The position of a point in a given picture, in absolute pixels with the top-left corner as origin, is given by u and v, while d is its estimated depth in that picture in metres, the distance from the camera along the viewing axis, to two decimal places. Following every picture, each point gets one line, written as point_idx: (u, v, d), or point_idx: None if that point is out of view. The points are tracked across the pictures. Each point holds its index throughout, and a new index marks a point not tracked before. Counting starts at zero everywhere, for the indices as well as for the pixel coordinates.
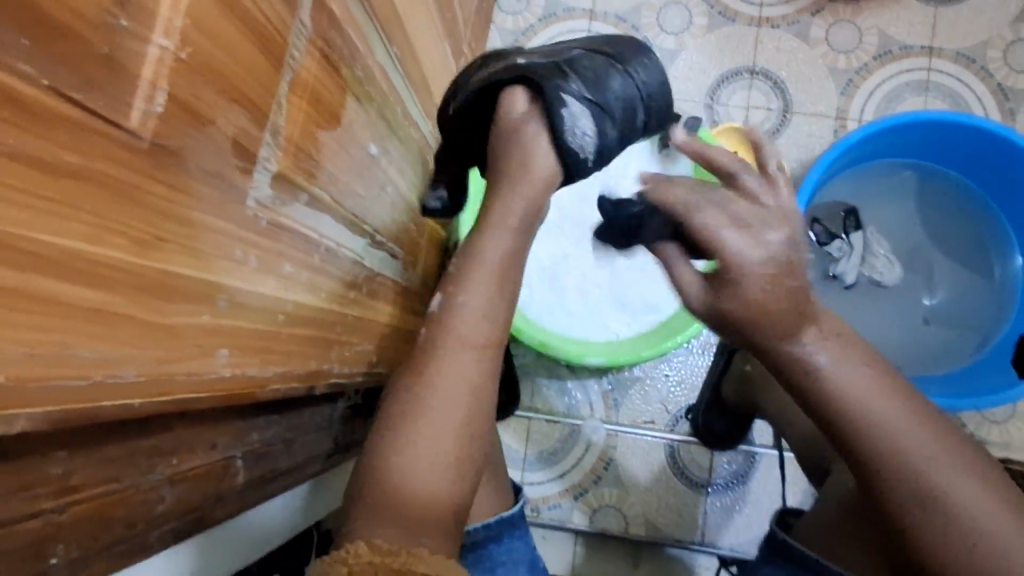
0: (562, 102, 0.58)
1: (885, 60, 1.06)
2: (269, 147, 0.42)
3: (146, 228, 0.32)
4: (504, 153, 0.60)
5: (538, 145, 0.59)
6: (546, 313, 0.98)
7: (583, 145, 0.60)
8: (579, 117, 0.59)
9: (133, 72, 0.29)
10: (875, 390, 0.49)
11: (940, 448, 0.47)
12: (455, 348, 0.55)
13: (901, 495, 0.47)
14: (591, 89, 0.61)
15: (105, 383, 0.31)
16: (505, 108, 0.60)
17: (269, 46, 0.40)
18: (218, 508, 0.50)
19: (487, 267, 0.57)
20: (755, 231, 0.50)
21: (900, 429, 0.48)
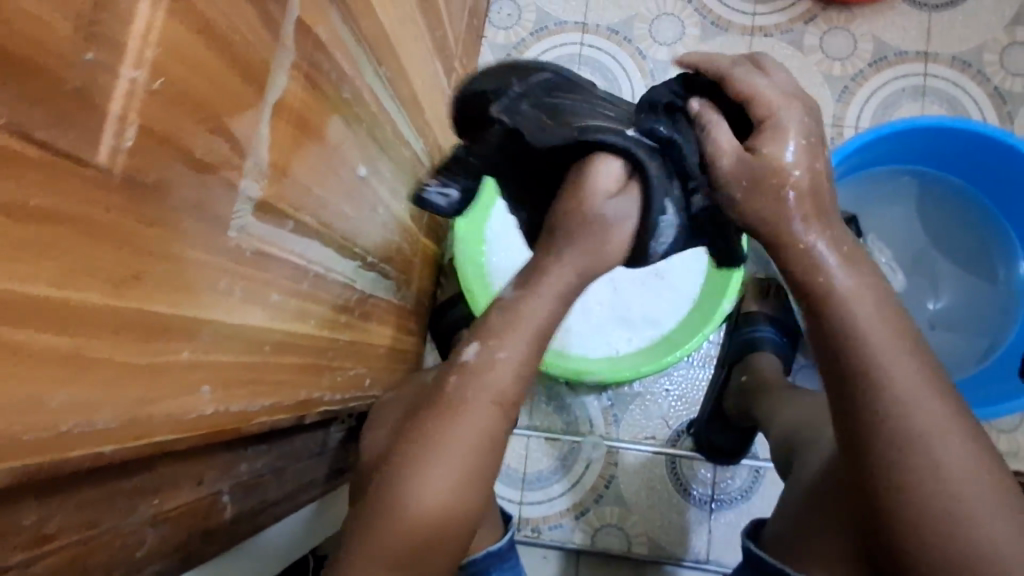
0: (661, 212, 0.57)
1: (881, 66, 1.05)
2: (252, 175, 0.41)
3: (121, 267, 0.31)
4: (586, 234, 0.57)
5: (618, 238, 0.58)
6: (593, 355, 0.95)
7: (657, 249, 0.61)
8: (666, 224, 0.59)
9: (103, 106, 0.28)
10: (900, 352, 0.50)
11: (940, 418, 0.49)
12: (482, 402, 0.54)
13: (891, 450, 0.49)
14: (689, 189, 0.58)
15: (76, 431, 0.29)
16: (593, 184, 0.56)
17: (250, 71, 0.39)
18: (205, 545, 0.48)
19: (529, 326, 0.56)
20: (786, 94, 0.57)
21: (905, 387, 0.49)
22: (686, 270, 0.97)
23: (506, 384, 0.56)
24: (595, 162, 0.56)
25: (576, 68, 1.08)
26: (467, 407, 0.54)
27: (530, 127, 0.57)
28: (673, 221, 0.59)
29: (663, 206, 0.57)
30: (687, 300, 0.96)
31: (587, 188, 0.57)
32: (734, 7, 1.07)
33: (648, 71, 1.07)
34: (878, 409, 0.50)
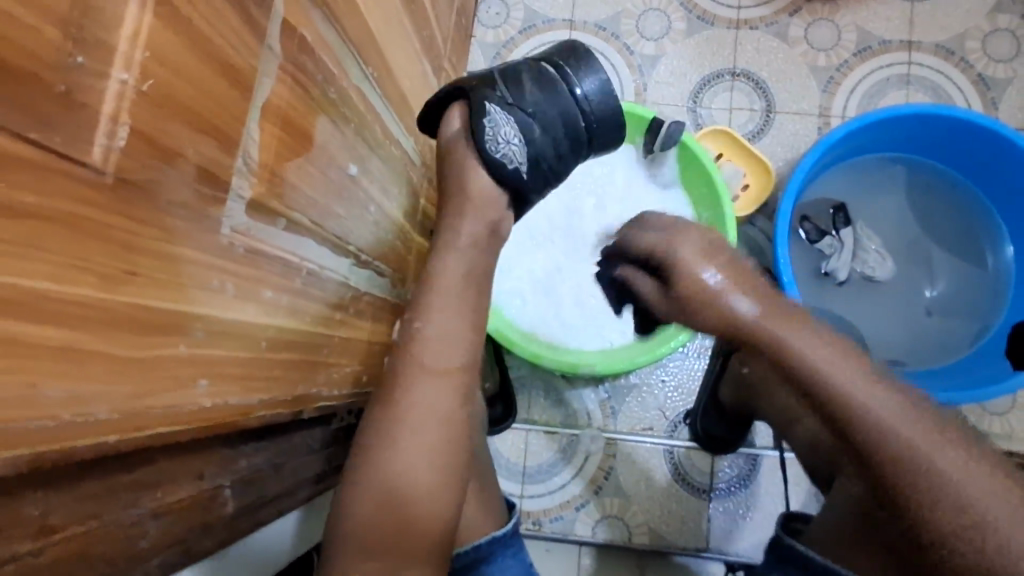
0: (484, 113, 0.63)
1: (865, 56, 1.06)
2: (243, 174, 0.42)
3: (115, 263, 0.32)
4: (448, 173, 0.66)
5: (477, 169, 0.65)
6: (544, 330, 0.98)
7: (509, 155, 0.64)
8: (501, 125, 0.64)
9: (93, 108, 0.29)
10: (868, 382, 0.49)
11: (940, 448, 0.47)
12: (415, 373, 0.60)
13: (901, 485, 0.47)
14: (513, 94, 0.65)
15: (75, 423, 0.30)
16: (443, 130, 0.67)
17: (237, 74, 0.40)
18: (207, 539, 0.49)
19: (444, 311, 0.62)
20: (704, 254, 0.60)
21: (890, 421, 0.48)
22: None
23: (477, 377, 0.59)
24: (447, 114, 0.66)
25: None
26: (412, 399, 0.59)
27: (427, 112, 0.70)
28: (509, 124, 0.64)
29: (486, 110, 0.64)
30: None
31: (439, 134, 0.67)
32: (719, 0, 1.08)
33: (635, 66, 1.08)
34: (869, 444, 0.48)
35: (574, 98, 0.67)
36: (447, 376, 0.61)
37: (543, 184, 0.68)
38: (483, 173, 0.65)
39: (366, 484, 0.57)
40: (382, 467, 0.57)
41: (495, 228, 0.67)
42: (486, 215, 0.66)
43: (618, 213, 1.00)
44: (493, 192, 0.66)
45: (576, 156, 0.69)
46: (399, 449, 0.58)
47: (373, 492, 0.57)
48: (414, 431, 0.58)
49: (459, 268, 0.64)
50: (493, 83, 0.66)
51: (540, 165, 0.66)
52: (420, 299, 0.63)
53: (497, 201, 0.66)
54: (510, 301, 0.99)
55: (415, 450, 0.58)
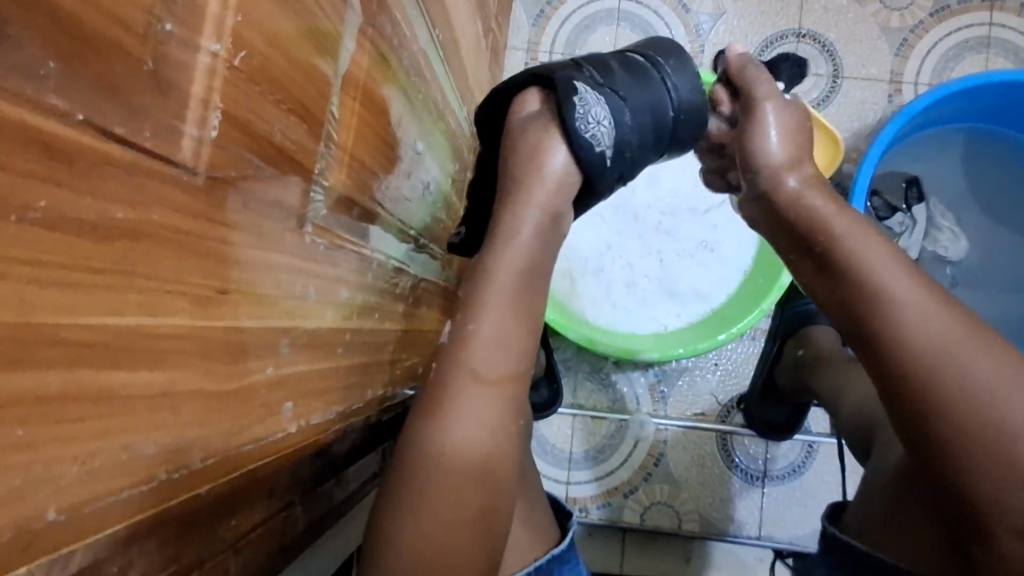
0: (574, 91, 0.58)
1: (942, 16, 0.98)
2: (326, 160, 0.36)
3: (206, 281, 0.26)
4: (517, 158, 0.59)
5: (559, 149, 0.58)
6: (598, 316, 0.92)
7: (598, 136, 0.59)
8: (591, 104, 0.58)
9: (184, 89, 0.23)
10: (920, 302, 0.41)
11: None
12: (466, 385, 0.52)
13: (949, 437, 0.38)
14: (603, 76, 0.60)
15: (172, 478, 0.25)
16: (514, 115, 0.61)
17: (321, 40, 0.33)
18: (282, 560, 0.45)
19: (500, 290, 0.55)
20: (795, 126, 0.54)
21: (963, 359, 0.39)
22: (738, 241, 0.93)
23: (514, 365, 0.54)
24: (521, 100, 0.61)
25: (615, 25, 1.00)
26: (473, 394, 0.52)
27: (490, 102, 0.64)
28: (599, 104, 0.59)
29: (574, 89, 0.58)
30: (740, 273, 0.92)
31: (511, 119, 0.61)
32: None
33: (692, 26, 0.99)
34: (911, 385, 0.40)
35: (665, 87, 0.62)
36: (489, 385, 0.52)
37: (620, 176, 0.62)
38: (565, 153, 0.58)
39: (410, 502, 0.50)
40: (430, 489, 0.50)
41: (555, 218, 0.59)
42: (548, 199, 0.58)
43: (677, 187, 0.94)
44: (568, 174, 0.59)
45: (657, 152, 0.63)
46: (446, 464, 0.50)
47: (430, 511, 0.50)
48: (469, 427, 0.51)
49: (515, 261, 0.56)
50: (581, 66, 0.61)
51: (625, 153, 0.61)
52: (471, 296, 0.55)
53: (569, 189, 0.59)
54: (561, 284, 0.92)
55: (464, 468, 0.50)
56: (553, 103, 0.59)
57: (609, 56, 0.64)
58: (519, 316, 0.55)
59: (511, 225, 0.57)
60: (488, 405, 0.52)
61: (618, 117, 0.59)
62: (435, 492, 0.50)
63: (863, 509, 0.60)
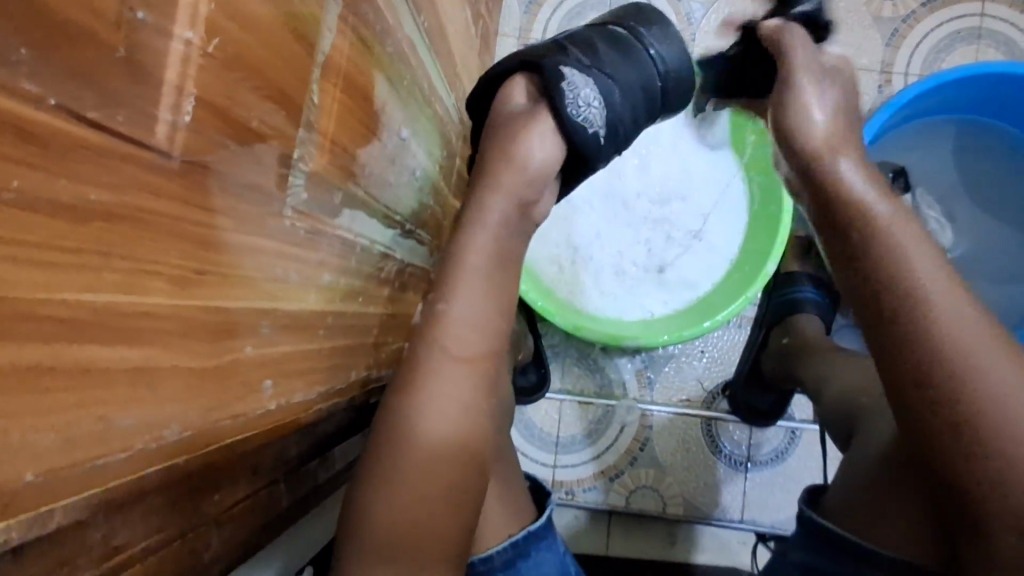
0: (562, 77, 0.59)
1: (934, 6, 0.98)
2: (306, 146, 0.37)
3: (184, 262, 0.27)
4: (498, 143, 0.59)
5: (547, 132, 0.59)
6: (586, 302, 0.93)
7: (590, 118, 0.60)
8: (580, 87, 0.60)
9: (158, 75, 0.23)
10: (953, 306, 0.41)
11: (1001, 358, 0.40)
12: (443, 364, 0.54)
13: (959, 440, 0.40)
14: (589, 57, 0.62)
15: (150, 449, 0.26)
16: (502, 104, 0.61)
17: (300, 27, 0.34)
18: (265, 535, 0.46)
19: (472, 273, 0.56)
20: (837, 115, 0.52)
21: (948, 317, 0.41)
22: (724, 228, 0.93)
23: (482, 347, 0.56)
24: (509, 87, 0.62)
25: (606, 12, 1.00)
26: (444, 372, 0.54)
27: (480, 88, 0.64)
28: (587, 85, 0.60)
29: (563, 74, 0.59)
30: (725, 260, 0.93)
31: (498, 106, 0.62)
32: None
33: (684, 14, 0.99)
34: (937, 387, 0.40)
35: (650, 59, 0.65)
36: (466, 363, 0.55)
37: (616, 149, 0.64)
38: (551, 135, 0.59)
39: (387, 479, 0.51)
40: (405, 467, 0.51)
41: (526, 207, 0.60)
42: (524, 186, 0.59)
43: (666, 174, 0.94)
44: (549, 158, 0.60)
45: (649, 118, 0.66)
46: (416, 443, 0.52)
47: (407, 486, 0.51)
48: (441, 407, 0.53)
49: (487, 246, 0.57)
50: (566, 48, 0.62)
51: (618, 128, 0.63)
52: (443, 277, 0.57)
53: (545, 176, 0.60)
54: (547, 271, 0.93)
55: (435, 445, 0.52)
56: (540, 89, 0.61)
57: (592, 31, 0.65)
58: (492, 300, 0.57)
59: (477, 210, 0.58)
60: (464, 386, 0.54)
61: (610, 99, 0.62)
62: (410, 471, 0.51)
63: (842, 493, 0.62)
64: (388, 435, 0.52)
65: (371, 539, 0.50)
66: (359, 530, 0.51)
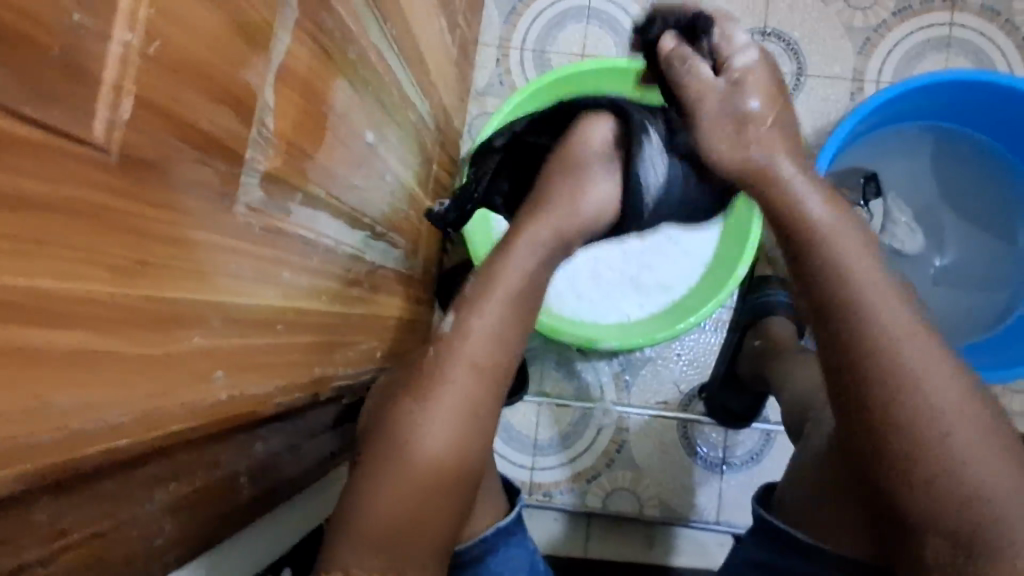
0: (646, 136, 0.60)
1: (904, 16, 1.00)
2: (259, 146, 0.38)
3: (125, 253, 0.28)
4: (557, 193, 0.61)
5: (598, 183, 0.61)
6: (565, 305, 0.94)
7: (650, 186, 0.60)
8: (655, 158, 0.60)
9: (95, 75, 0.25)
10: (911, 347, 0.47)
11: (959, 405, 0.46)
12: (457, 369, 0.55)
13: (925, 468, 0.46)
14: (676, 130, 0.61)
15: (88, 430, 0.28)
16: (580, 141, 0.62)
17: (253, 33, 0.35)
18: (224, 527, 0.47)
19: (506, 288, 0.59)
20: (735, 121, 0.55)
21: (916, 377, 0.47)
22: (698, 233, 0.95)
23: (478, 353, 0.57)
24: (594, 127, 0.62)
25: (585, 22, 1.02)
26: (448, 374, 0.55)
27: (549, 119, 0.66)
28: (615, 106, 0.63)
29: (648, 135, 0.60)
30: (700, 265, 0.94)
31: (569, 146, 0.62)
32: None
33: None
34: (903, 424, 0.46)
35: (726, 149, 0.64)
36: (479, 368, 0.56)
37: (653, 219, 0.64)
38: (606, 190, 0.61)
39: (393, 468, 0.53)
40: (411, 460, 0.53)
41: (566, 246, 0.62)
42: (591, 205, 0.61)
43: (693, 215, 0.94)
44: (602, 212, 0.62)
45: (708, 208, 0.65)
46: (428, 436, 0.53)
47: (415, 476, 0.53)
48: (448, 412, 0.54)
49: (524, 267, 0.60)
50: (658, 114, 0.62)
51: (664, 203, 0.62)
52: (474, 294, 0.59)
53: (598, 225, 0.62)
54: (568, 298, 0.94)
55: (441, 443, 0.53)
56: (622, 142, 0.62)
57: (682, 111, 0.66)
58: (509, 307, 0.58)
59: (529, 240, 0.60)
60: (471, 391, 0.55)
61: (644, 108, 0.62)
62: (413, 473, 0.53)
63: (791, 492, 0.63)
64: (399, 425, 0.54)
65: (369, 527, 0.52)
66: (358, 518, 0.52)
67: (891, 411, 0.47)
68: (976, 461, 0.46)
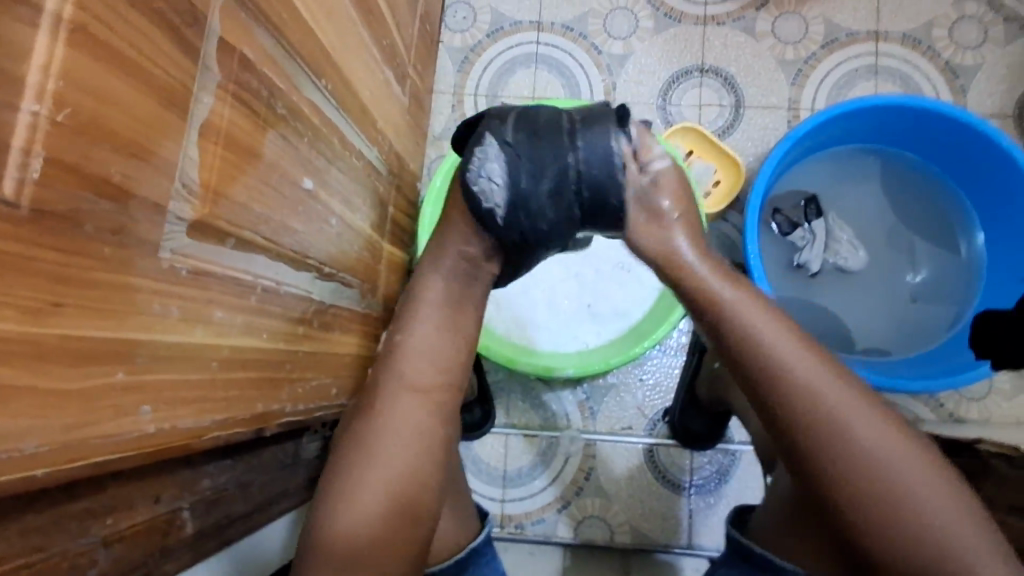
0: (478, 142, 0.58)
1: (833, 48, 1.06)
2: (182, 197, 0.42)
3: (39, 295, 0.32)
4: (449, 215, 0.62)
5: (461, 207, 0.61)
6: (524, 334, 0.97)
7: (488, 194, 0.58)
8: (489, 159, 0.58)
9: (3, 141, 0.29)
10: (831, 389, 0.51)
11: (855, 410, 0.51)
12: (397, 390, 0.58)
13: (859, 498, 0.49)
14: (519, 134, 0.58)
15: (3, 458, 0.31)
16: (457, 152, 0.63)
17: (169, 96, 0.40)
18: (168, 561, 0.49)
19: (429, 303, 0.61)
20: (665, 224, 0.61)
21: (837, 414, 0.50)
22: None
23: (415, 377, 0.59)
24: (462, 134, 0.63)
25: (533, 68, 1.09)
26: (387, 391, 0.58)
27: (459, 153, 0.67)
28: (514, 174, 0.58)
29: (485, 140, 0.58)
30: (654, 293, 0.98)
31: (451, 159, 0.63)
32: None
33: (604, 66, 1.08)
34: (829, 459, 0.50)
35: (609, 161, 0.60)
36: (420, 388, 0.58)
37: (522, 236, 0.60)
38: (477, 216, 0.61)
39: (352, 483, 0.55)
40: (367, 475, 0.55)
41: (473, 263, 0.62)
42: (466, 245, 0.62)
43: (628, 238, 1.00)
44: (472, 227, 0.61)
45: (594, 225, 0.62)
46: (378, 458, 0.55)
47: (380, 493, 0.55)
48: (397, 428, 0.57)
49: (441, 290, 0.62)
50: (506, 116, 0.60)
51: (523, 212, 0.58)
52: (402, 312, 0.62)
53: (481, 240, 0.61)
54: (512, 334, 0.97)
55: (401, 462, 0.56)
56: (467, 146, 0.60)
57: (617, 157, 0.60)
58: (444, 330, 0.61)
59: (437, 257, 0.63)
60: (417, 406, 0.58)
61: (548, 179, 0.58)
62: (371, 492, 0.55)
63: (763, 513, 0.64)
64: (364, 448, 0.56)
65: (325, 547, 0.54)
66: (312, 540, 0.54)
67: (819, 450, 0.50)
68: (885, 458, 0.49)
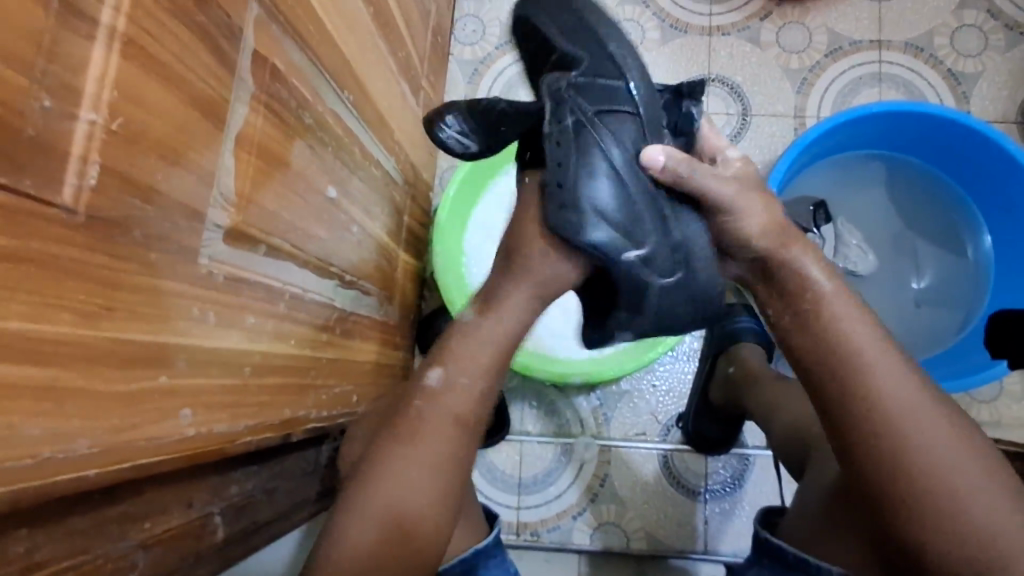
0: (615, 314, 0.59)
1: (836, 56, 1.08)
2: (219, 205, 0.43)
3: (92, 298, 0.32)
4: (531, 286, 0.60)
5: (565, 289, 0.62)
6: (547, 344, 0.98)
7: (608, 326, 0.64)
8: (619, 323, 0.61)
9: (62, 149, 0.30)
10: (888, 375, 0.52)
11: (909, 401, 0.51)
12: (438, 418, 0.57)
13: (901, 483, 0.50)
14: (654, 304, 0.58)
15: (58, 459, 0.31)
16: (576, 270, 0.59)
17: (210, 107, 0.41)
18: (199, 567, 0.49)
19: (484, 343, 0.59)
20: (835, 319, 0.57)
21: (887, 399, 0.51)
22: None
23: (462, 409, 0.58)
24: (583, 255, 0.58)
25: None
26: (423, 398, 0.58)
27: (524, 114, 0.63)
28: (593, 213, 0.56)
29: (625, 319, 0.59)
30: None
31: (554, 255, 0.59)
32: (692, 9, 1.10)
33: None
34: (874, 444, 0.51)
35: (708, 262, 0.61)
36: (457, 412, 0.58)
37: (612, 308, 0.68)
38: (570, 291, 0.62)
39: (379, 486, 0.56)
40: (391, 477, 0.56)
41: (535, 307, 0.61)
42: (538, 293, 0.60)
43: None
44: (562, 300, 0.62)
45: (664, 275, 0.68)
46: (403, 461, 0.56)
47: (405, 494, 0.56)
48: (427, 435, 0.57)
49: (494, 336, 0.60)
50: (639, 271, 0.57)
51: None
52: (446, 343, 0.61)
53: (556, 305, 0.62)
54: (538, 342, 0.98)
55: (428, 464, 0.56)
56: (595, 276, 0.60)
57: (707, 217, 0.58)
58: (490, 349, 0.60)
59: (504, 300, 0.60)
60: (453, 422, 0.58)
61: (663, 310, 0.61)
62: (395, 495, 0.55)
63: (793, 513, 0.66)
64: (390, 451, 0.57)
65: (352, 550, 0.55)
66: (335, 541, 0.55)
67: (863, 431, 0.52)
68: (926, 446, 0.50)
